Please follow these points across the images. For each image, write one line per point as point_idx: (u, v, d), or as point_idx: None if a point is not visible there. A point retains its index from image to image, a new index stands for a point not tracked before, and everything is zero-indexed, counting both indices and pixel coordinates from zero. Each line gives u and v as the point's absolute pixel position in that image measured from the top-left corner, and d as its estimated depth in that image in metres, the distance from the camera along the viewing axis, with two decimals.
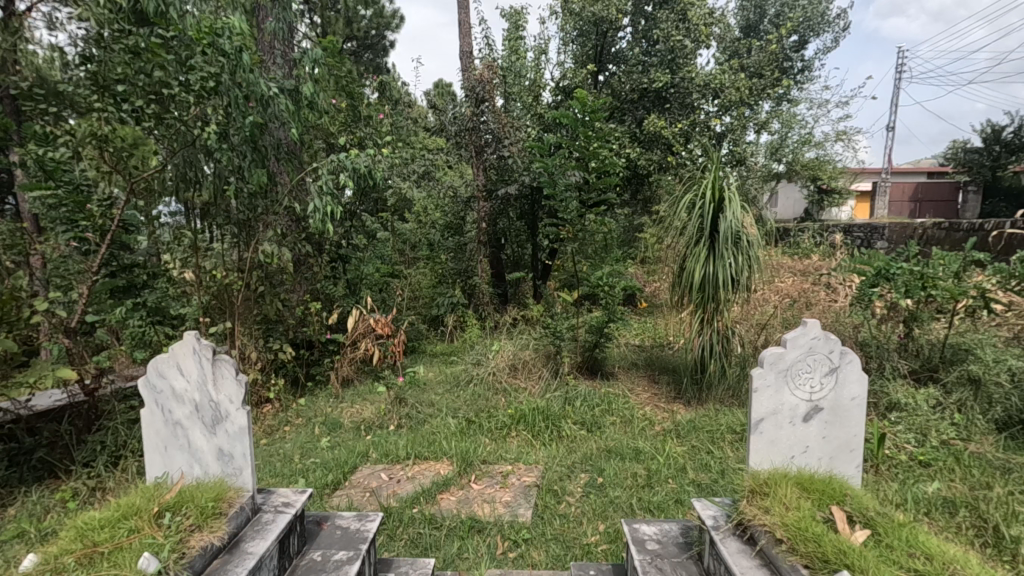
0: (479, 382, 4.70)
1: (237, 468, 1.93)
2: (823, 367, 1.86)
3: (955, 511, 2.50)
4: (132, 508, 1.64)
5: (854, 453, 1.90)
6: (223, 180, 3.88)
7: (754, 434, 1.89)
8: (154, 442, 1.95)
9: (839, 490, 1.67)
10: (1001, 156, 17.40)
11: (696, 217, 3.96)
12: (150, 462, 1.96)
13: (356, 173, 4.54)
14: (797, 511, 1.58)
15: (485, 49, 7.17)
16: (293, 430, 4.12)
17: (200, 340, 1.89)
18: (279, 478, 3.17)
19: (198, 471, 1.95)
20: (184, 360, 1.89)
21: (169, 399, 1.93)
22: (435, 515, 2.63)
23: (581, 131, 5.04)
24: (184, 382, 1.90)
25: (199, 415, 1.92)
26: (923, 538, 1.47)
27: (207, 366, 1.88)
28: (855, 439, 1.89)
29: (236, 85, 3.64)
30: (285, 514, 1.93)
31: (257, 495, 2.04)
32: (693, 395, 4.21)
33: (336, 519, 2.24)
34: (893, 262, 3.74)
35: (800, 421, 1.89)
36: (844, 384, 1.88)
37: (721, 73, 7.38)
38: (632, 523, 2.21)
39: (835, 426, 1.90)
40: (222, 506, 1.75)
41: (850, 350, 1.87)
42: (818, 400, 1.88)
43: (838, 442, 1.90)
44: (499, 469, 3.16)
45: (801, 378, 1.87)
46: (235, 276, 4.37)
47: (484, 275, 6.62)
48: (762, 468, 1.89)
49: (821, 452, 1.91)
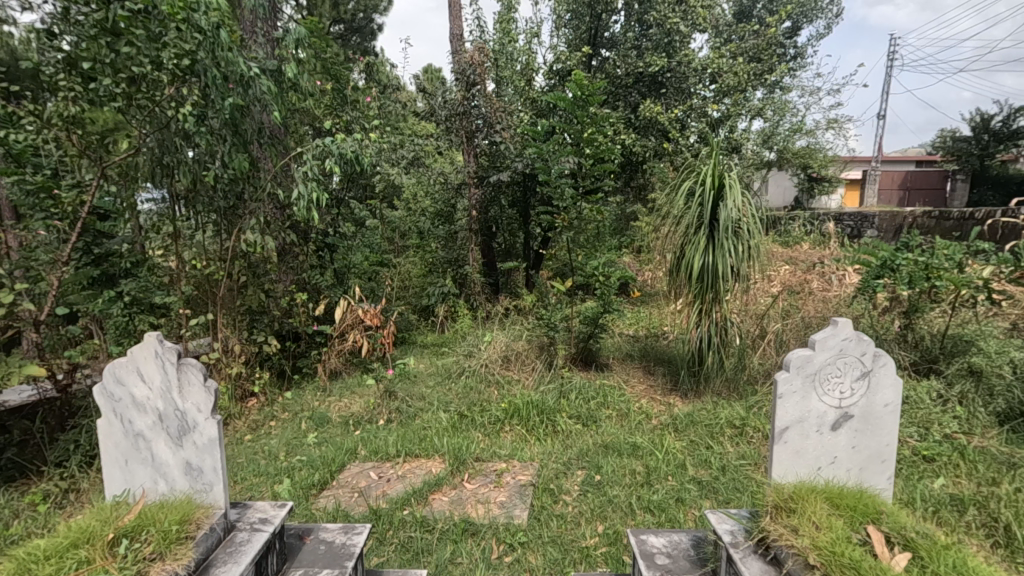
0: (470, 373, 4.58)
1: (208, 484, 1.80)
2: (854, 371, 1.76)
3: (964, 510, 2.43)
4: (84, 535, 1.50)
5: (886, 464, 1.81)
6: (202, 166, 3.73)
7: (779, 444, 1.79)
8: (114, 455, 1.82)
9: (872, 507, 1.57)
10: (989, 145, 17.58)
11: (696, 205, 3.84)
12: (110, 477, 1.83)
13: (343, 159, 4.39)
14: (829, 532, 1.48)
15: (476, 30, 6.97)
16: (279, 425, 3.99)
17: (163, 342, 1.75)
18: (263, 477, 3.04)
19: (165, 486, 1.82)
20: (146, 364, 1.75)
21: (129, 409, 1.78)
22: (427, 517, 2.51)
23: (577, 115, 4.83)
24: (146, 390, 1.76)
25: (164, 425, 1.78)
26: (971, 563, 1.37)
27: (171, 371, 1.74)
28: (888, 450, 1.79)
29: (214, 65, 3.46)
30: (263, 533, 1.80)
31: (232, 511, 1.91)
32: (690, 388, 4.11)
33: (320, 533, 2.12)
34: (898, 252, 3.59)
35: (827, 430, 1.80)
36: (877, 390, 1.78)
37: (717, 58, 7.25)
38: (639, 533, 2.12)
39: (866, 435, 1.80)
40: (188, 529, 1.61)
41: (883, 352, 1.77)
42: (848, 407, 1.78)
43: (867, 452, 1.81)
44: (493, 467, 3.04)
45: (830, 382, 1.77)
46: (216, 265, 4.19)
47: (476, 263, 6.46)
48: (788, 481, 1.79)
49: (851, 463, 1.82)
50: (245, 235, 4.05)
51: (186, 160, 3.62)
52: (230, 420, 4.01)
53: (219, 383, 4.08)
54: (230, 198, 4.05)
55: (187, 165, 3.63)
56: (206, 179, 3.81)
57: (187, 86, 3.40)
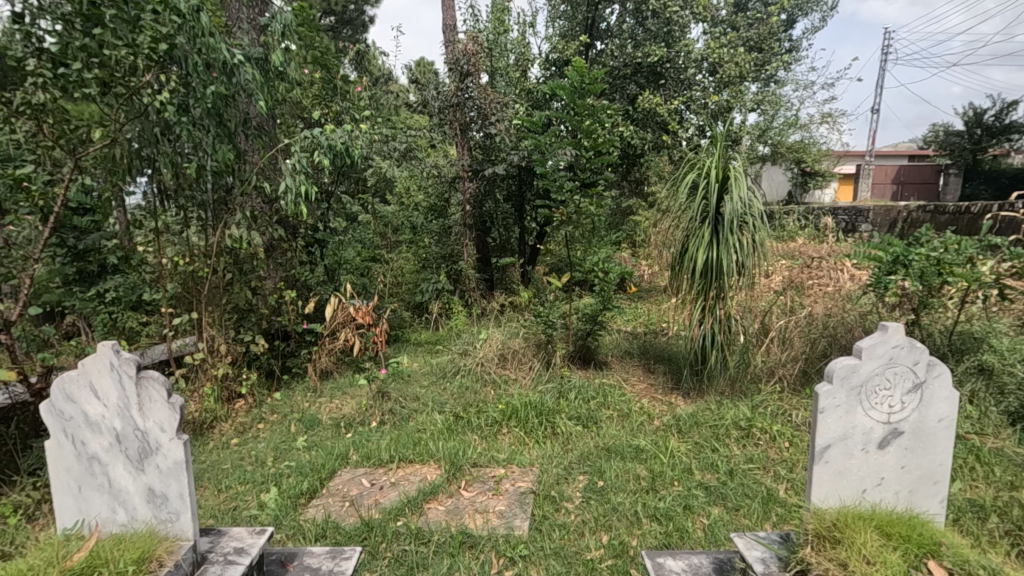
0: (466, 373, 4.44)
1: (174, 512, 1.78)
2: (906, 385, 1.76)
3: (985, 517, 2.33)
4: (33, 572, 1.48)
5: (936, 484, 1.82)
6: (185, 159, 3.57)
7: (824, 463, 1.82)
8: (67, 481, 1.79)
9: (928, 537, 1.58)
10: (982, 139, 17.73)
11: (700, 198, 3.72)
12: (63, 505, 1.80)
13: (332, 151, 4.24)
14: (884, 566, 1.49)
15: (470, 20, 6.80)
16: (267, 428, 3.84)
17: (119, 355, 1.74)
18: (250, 484, 2.89)
19: (124, 515, 1.80)
20: (100, 380, 1.74)
21: (82, 428, 1.76)
22: (422, 528, 2.37)
23: (576, 105, 4.63)
24: (101, 407, 1.74)
25: (121, 447, 1.76)
26: None
27: (127, 386, 1.72)
28: (939, 469, 1.81)
29: (195, 52, 3.30)
30: (237, 566, 1.78)
31: (203, 541, 1.90)
32: (692, 387, 3.98)
33: (305, 560, 2.14)
34: (909, 247, 3.46)
35: (876, 448, 1.81)
36: (931, 405, 1.78)
37: (716, 48, 7.13)
38: (656, 555, 2.14)
39: (917, 453, 1.81)
40: (147, 565, 1.59)
41: (938, 362, 1.76)
42: (898, 425, 1.79)
43: (918, 474, 1.82)
44: (491, 473, 2.90)
45: (879, 397, 1.77)
46: (201, 262, 4.02)
47: (470, 259, 6.31)
48: (833, 502, 1.82)
49: (900, 482, 1.83)
50: (230, 231, 3.88)
51: (165, 152, 3.45)
52: (216, 423, 3.85)
53: (205, 384, 3.92)
54: (214, 192, 3.89)
55: (167, 157, 3.46)
56: (188, 172, 3.63)
57: (167, 73, 3.22)
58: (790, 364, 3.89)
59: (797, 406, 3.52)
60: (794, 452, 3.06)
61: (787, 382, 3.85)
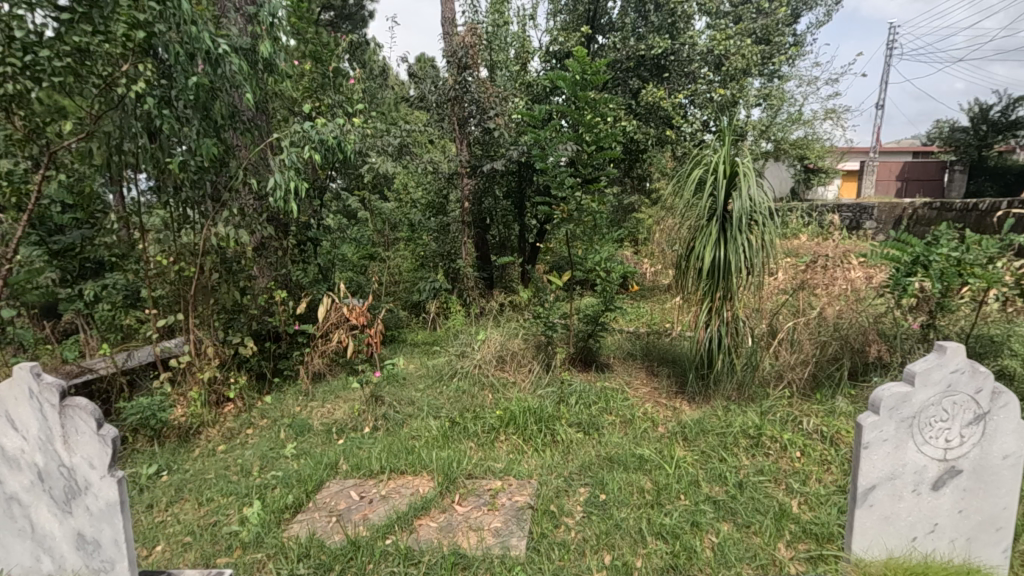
0: (463, 376, 4.29)
1: (107, 561, 1.82)
2: (964, 422, 1.87)
3: (1016, 539, 2.18)
4: None
5: (995, 522, 1.94)
6: (168, 154, 3.42)
7: (878, 501, 1.93)
8: None
9: None
10: (988, 135, 17.55)
11: (707, 195, 3.56)
12: None
13: (323, 146, 4.07)
14: None
15: (469, 12, 6.64)
16: (256, 434, 3.69)
17: (40, 379, 1.76)
18: (234, 497, 2.74)
19: (49, 564, 1.85)
20: (19, 415, 1.77)
21: (2, 468, 1.81)
22: (412, 547, 2.23)
23: (578, 97, 4.46)
24: (20, 444, 1.78)
25: (42, 487, 1.80)
26: None
27: (43, 417, 1.75)
28: (998, 507, 1.92)
29: (176, 41, 3.15)
30: None
31: None
32: (698, 391, 3.83)
33: None
34: (928, 247, 3.29)
35: (935, 486, 1.92)
36: (991, 443, 1.89)
37: (723, 40, 6.94)
38: None
39: (979, 489, 1.92)
40: None
41: (1001, 396, 1.86)
42: (956, 462, 1.90)
43: (974, 521, 1.94)
44: (487, 486, 2.74)
45: (935, 434, 1.88)
46: (187, 261, 3.87)
47: (469, 257, 6.15)
48: (886, 536, 1.94)
49: (959, 517, 1.95)
50: (217, 228, 3.72)
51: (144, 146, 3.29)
52: (202, 428, 3.70)
53: (191, 388, 3.78)
54: (201, 189, 3.73)
55: (146, 151, 3.31)
56: (171, 167, 3.49)
57: (146, 62, 3.06)
58: (799, 368, 3.69)
59: (808, 412, 3.35)
60: (808, 462, 2.90)
61: (797, 386, 3.68)
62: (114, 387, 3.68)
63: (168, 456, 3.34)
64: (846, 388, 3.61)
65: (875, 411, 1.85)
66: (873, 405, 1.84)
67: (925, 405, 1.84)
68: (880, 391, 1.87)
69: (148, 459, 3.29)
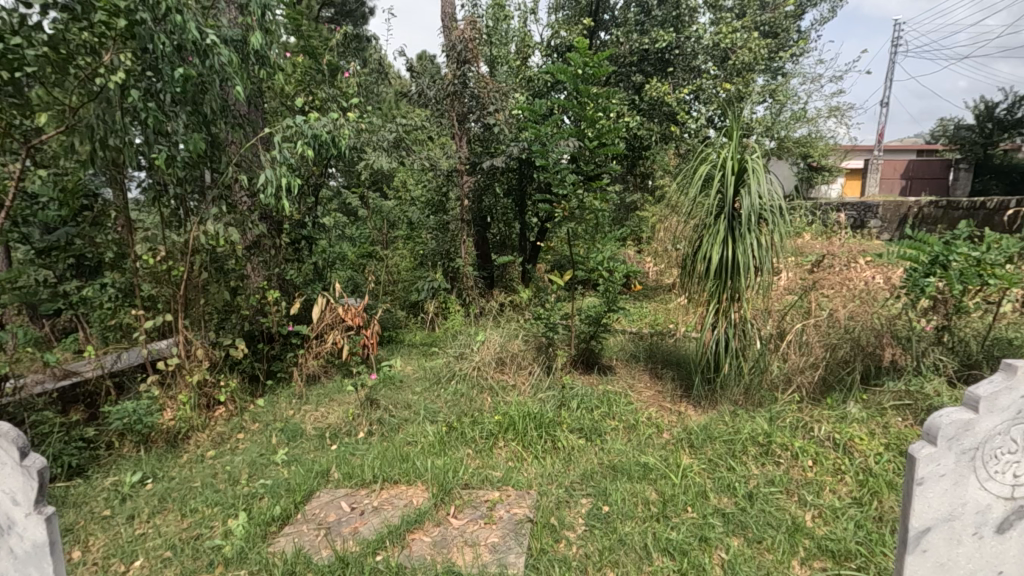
0: (461, 379, 4.15)
1: None
2: None
3: None
4: None
5: None
6: (153, 148, 3.30)
7: (932, 545, 1.76)
8: None
9: None
10: (993, 133, 17.37)
11: (715, 192, 3.43)
12: None
13: (316, 141, 3.94)
14: None
15: (469, 6, 6.52)
16: (246, 440, 3.57)
17: None
18: (219, 508, 2.62)
19: None
20: None
21: None
22: (403, 564, 2.10)
23: (580, 91, 4.31)
24: None
25: None
26: None
27: None
28: None
29: (161, 31, 3.03)
30: None
31: None
32: (704, 396, 3.70)
33: None
34: (946, 246, 3.15)
35: (997, 528, 1.77)
36: None
37: (729, 33, 6.79)
38: None
39: None
40: None
41: None
42: (1019, 502, 1.76)
43: None
44: (484, 497, 2.61)
45: (999, 470, 1.72)
46: (175, 261, 3.75)
47: (468, 256, 6.02)
48: None
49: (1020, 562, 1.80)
50: (206, 226, 3.60)
51: (128, 142, 3.12)
52: (191, 433, 3.58)
53: (181, 391, 3.66)
54: (199, 183, 3.78)
55: (130, 147, 3.15)
56: (156, 163, 3.37)
57: (127, 53, 2.96)
58: (809, 372, 3.55)
59: (819, 418, 3.21)
60: (821, 472, 2.76)
61: (807, 391, 3.54)
62: (101, 390, 3.55)
63: (154, 462, 3.22)
64: (857, 392, 3.47)
65: (933, 442, 1.68)
66: (933, 434, 1.67)
67: (991, 435, 1.67)
68: (938, 418, 1.70)
69: (133, 466, 3.17)
